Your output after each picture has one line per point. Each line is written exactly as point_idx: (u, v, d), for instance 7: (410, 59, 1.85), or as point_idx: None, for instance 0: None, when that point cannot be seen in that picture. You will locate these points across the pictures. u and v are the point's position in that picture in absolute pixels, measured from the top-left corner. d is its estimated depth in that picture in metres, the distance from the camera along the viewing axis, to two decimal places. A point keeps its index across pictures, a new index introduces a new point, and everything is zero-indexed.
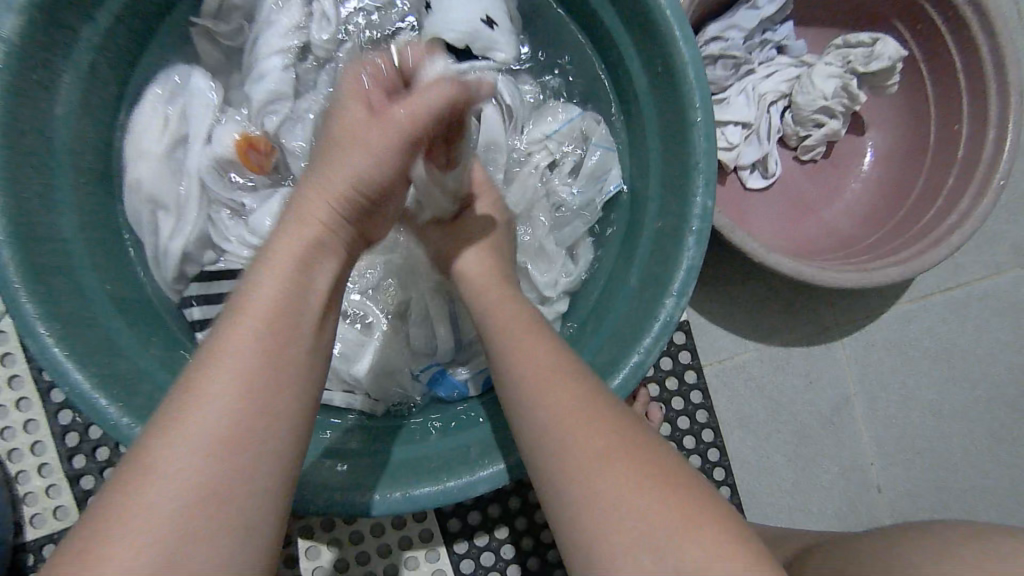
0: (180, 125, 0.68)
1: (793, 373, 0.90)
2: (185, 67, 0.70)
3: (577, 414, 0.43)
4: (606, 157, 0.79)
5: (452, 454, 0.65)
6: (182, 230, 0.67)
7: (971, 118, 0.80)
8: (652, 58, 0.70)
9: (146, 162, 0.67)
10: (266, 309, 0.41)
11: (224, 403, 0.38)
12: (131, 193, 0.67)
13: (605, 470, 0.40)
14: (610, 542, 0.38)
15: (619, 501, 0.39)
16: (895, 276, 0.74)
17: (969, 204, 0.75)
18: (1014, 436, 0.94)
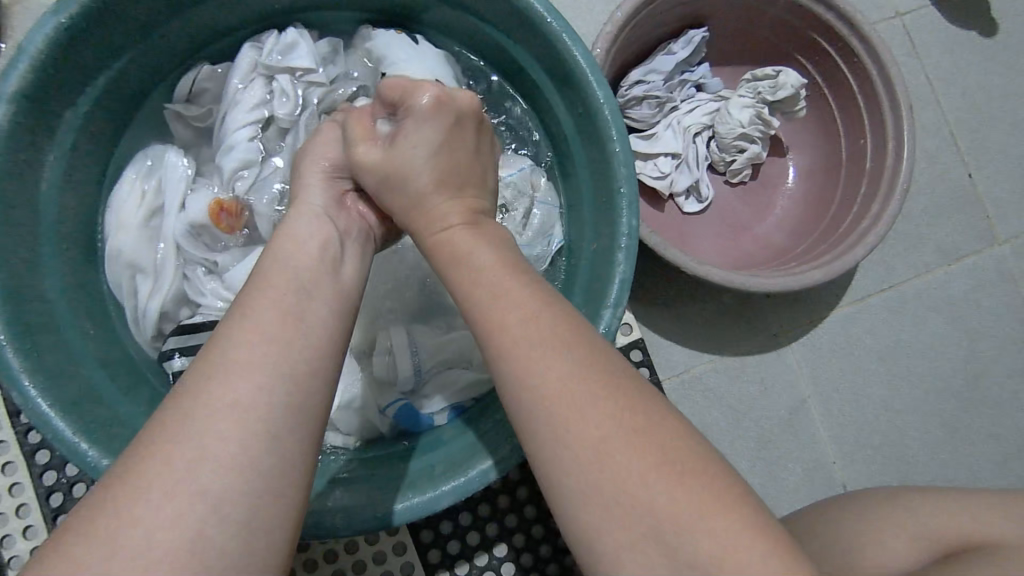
0: (156, 196, 0.73)
1: (750, 382, 0.96)
2: (160, 146, 0.76)
3: (573, 393, 0.42)
4: (550, 212, 0.79)
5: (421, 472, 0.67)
6: (160, 291, 0.71)
7: (872, 133, 0.89)
8: (574, 100, 0.73)
9: (124, 233, 0.71)
10: (268, 325, 0.45)
11: (216, 417, 0.41)
12: (110, 262, 0.71)
13: (616, 454, 0.40)
14: (598, 505, 0.40)
15: (634, 485, 0.39)
16: (817, 278, 0.82)
17: (879, 206, 0.84)
18: (965, 424, 0.99)
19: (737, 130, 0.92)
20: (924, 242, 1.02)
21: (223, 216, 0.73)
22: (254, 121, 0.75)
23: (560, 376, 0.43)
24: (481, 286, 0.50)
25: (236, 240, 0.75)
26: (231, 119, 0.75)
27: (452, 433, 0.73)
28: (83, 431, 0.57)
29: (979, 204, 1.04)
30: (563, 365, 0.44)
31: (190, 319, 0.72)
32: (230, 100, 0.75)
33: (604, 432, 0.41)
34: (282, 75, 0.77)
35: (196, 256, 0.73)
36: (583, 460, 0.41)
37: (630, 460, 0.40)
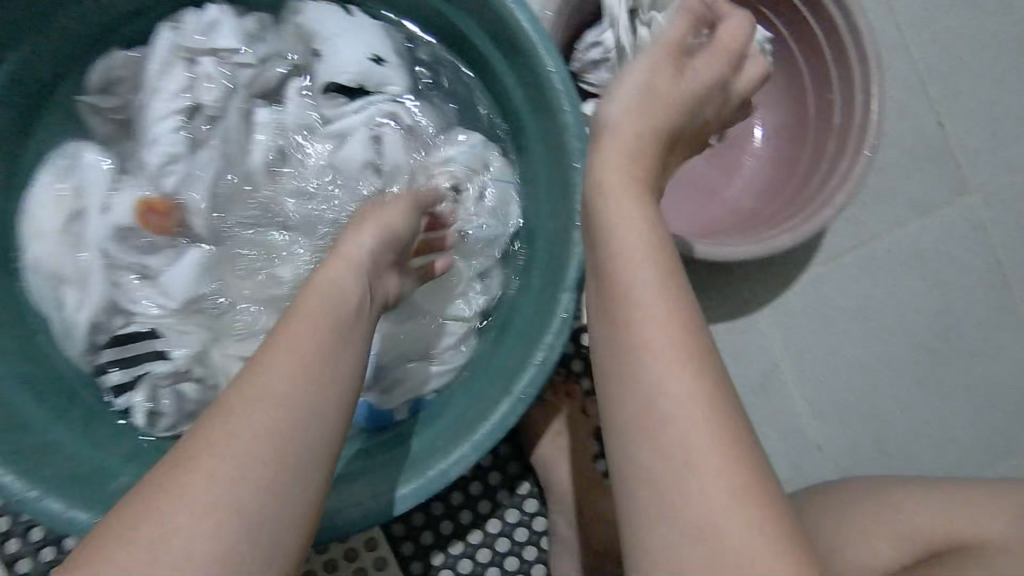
0: (74, 200, 0.69)
1: (722, 349, 0.94)
2: (75, 144, 0.71)
3: (683, 422, 0.41)
4: (504, 191, 0.75)
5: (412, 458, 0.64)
6: (88, 302, 0.68)
7: (840, 87, 0.85)
8: (523, 71, 0.68)
9: (44, 242, 0.67)
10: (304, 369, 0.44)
11: (241, 460, 0.39)
12: (32, 274, 0.68)
13: (710, 501, 0.40)
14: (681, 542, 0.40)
15: (725, 534, 0.40)
16: (786, 243, 0.79)
17: (848, 164, 0.81)
18: (937, 378, 0.99)
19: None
20: (894, 195, 0.99)
21: (150, 217, 0.69)
22: (179, 111, 0.69)
23: (679, 401, 0.42)
24: (624, 276, 0.46)
25: (166, 239, 0.70)
26: (151, 109, 0.69)
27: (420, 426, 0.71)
28: (5, 462, 0.55)
29: (950, 153, 1.01)
30: (683, 385, 0.42)
31: (125, 330, 0.68)
32: (150, 87, 0.69)
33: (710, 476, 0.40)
34: (205, 58, 0.70)
35: (125, 260, 0.69)
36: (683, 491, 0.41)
37: (733, 502, 0.40)
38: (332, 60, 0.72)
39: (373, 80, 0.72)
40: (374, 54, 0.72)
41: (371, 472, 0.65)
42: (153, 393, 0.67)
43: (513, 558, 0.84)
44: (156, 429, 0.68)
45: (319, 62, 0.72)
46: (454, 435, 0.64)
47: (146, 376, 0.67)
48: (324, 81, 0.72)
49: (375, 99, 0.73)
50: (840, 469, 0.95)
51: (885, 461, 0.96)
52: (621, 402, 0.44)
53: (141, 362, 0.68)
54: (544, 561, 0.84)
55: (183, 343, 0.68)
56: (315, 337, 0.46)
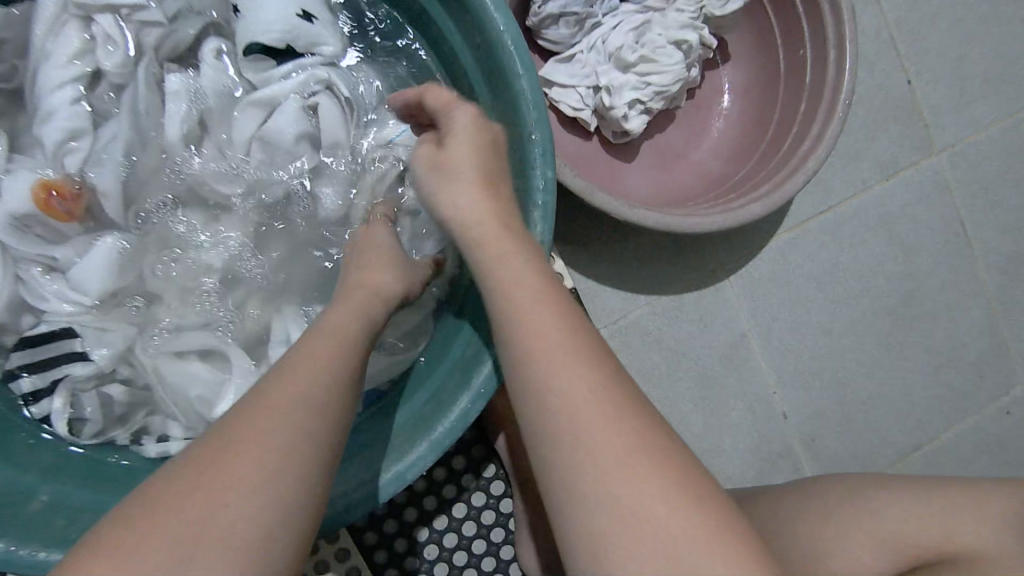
0: None
1: (689, 321, 0.91)
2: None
3: (597, 422, 0.43)
4: None
5: (364, 456, 0.59)
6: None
7: (812, 41, 0.80)
8: (469, 29, 0.61)
9: None
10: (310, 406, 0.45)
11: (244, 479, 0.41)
12: None
13: (634, 488, 0.42)
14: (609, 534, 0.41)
15: (651, 519, 0.41)
16: (758, 213, 0.75)
17: (819, 127, 0.77)
18: (900, 341, 0.99)
19: (683, 73, 0.82)
20: (861, 157, 0.97)
21: (53, 201, 0.60)
22: (76, 79, 0.60)
23: (598, 423, 0.43)
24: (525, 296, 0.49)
25: (77, 227, 0.62)
26: (43, 77, 0.60)
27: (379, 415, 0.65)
28: None
29: (918, 112, 0.98)
30: (597, 404, 0.44)
31: (34, 331, 0.61)
32: (39, 49, 0.60)
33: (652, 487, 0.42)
34: (102, 16, 0.61)
35: (29, 253, 0.61)
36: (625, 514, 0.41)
37: (651, 482, 0.42)
38: (255, 18, 0.63)
39: (301, 41, 0.65)
40: (302, 10, 0.64)
41: None
42: (74, 398, 0.61)
43: (480, 541, 0.81)
44: (80, 437, 0.61)
45: (240, 21, 0.64)
46: (400, 434, 0.60)
47: (65, 381, 0.60)
48: (246, 42, 0.64)
49: (307, 62, 0.65)
50: (805, 436, 0.95)
51: (849, 427, 0.97)
52: (540, 421, 0.45)
53: (56, 368, 0.60)
54: (513, 542, 0.82)
55: (104, 346, 0.61)
56: (325, 361, 0.48)
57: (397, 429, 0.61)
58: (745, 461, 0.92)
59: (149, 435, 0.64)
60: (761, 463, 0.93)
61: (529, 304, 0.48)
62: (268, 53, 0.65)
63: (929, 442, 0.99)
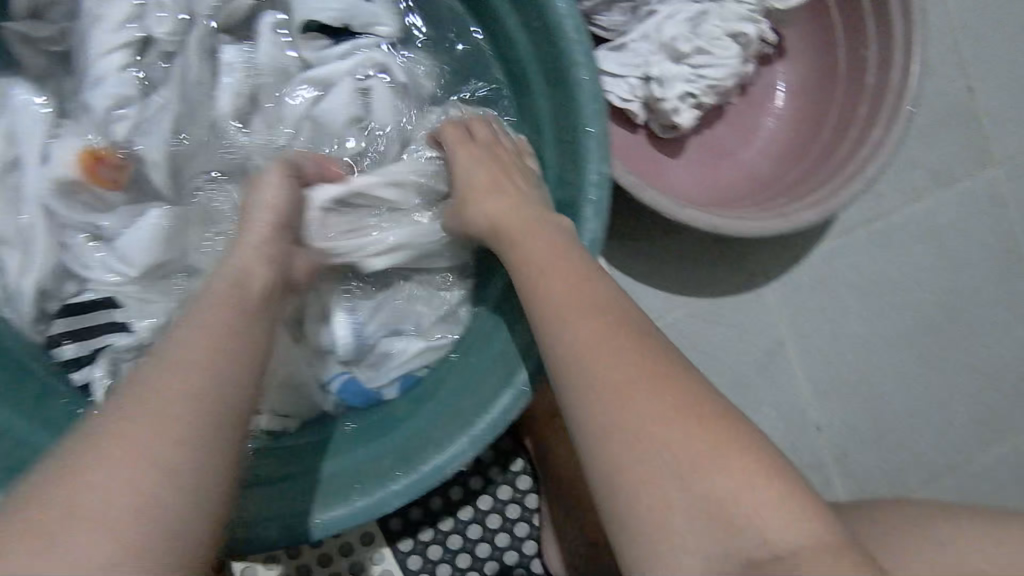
0: (9, 147, 0.60)
1: (726, 325, 0.89)
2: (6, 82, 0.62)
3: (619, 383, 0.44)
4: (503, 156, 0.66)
5: (395, 452, 0.59)
6: (31, 268, 0.60)
7: (876, 41, 0.77)
8: (528, 12, 0.59)
9: None
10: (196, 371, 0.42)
11: (137, 447, 0.38)
12: None
13: (659, 436, 0.41)
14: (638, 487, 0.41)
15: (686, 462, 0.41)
16: (812, 218, 0.73)
17: (880, 133, 0.74)
18: (942, 358, 0.96)
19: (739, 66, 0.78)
20: (914, 164, 0.93)
21: (100, 169, 0.60)
22: (126, 45, 0.59)
23: (624, 380, 0.44)
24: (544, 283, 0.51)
25: (123, 196, 0.62)
26: (91, 42, 0.59)
27: (418, 403, 0.65)
28: None
29: (978, 121, 0.94)
30: (625, 362, 0.45)
31: (78, 297, 0.61)
32: (91, 12, 0.59)
33: (676, 427, 0.41)
34: None
35: (75, 221, 0.61)
36: (655, 465, 0.41)
37: (675, 431, 0.41)
38: None
39: (359, 20, 0.66)
40: None
41: (358, 466, 0.59)
42: (116, 368, 0.61)
43: (503, 534, 0.80)
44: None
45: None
46: (442, 426, 0.59)
47: (108, 349, 0.61)
48: (302, 19, 0.65)
49: (363, 41, 0.66)
50: (838, 449, 0.93)
51: (883, 442, 0.94)
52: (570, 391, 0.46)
53: (96, 334, 0.61)
54: (536, 537, 0.81)
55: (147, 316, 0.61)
56: (220, 328, 0.45)
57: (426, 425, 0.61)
58: None
59: None
60: None
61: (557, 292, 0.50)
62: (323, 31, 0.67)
63: (966, 462, 0.96)
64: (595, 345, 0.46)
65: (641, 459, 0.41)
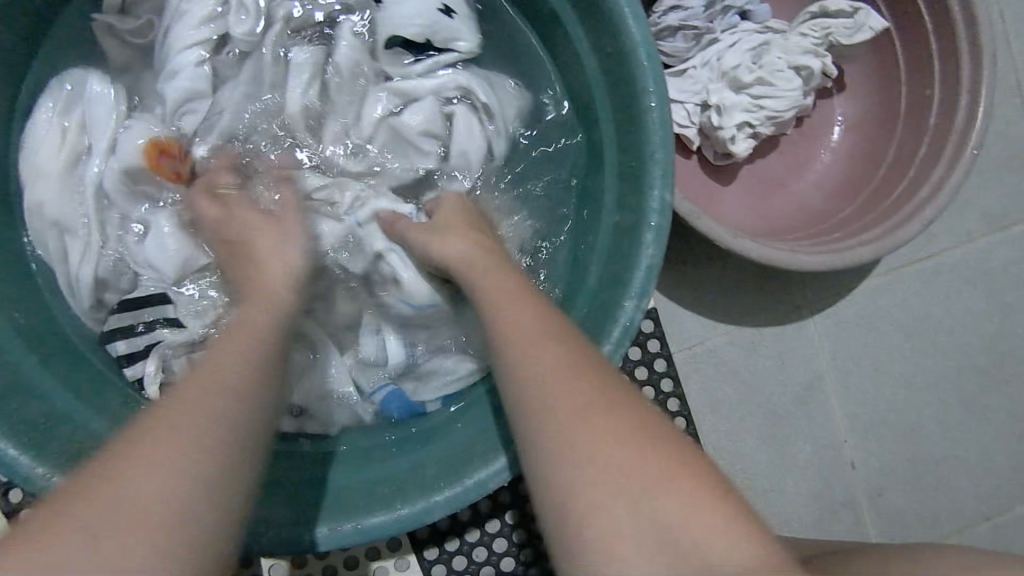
0: (80, 136, 0.63)
1: (766, 355, 0.88)
2: (78, 71, 0.64)
3: (566, 395, 0.41)
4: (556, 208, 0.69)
5: (406, 475, 0.59)
6: (93, 256, 0.62)
7: (941, 82, 0.76)
8: (599, 34, 0.60)
9: (45, 183, 0.61)
10: (233, 373, 0.43)
11: (181, 446, 0.38)
12: (34, 217, 0.62)
13: (610, 455, 0.38)
14: (589, 505, 0.37)
15: (631, 482, 0.37)
16: (867, 256, 0.72)
17: (941, 173, 0.73)
18: (985, 403, 0.94)
19: (799, 99, 0.78)
20: (968, 206, 0.92)
21: (163, 161, 0.61)
22: (202, 41, 0.63)
23: (568, 404, 0.41)
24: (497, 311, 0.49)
25: (179, 188, 0.63)
26: (172, 38, 0.62)
27: (459, 418, 0.65)
28: (6, 434, 0.50)
29: None
30: (574, 387, 0.41)
31: (133, 293, 0.62)
32: (175, 11, 0.63)
33: (627, 449, 0.38)
34: None
35: (133, 212, 0.63)
36: (599, 490, 0.37)
37: (626, 445, 0.38)
38: (396, 8, 0.64)
39: (440, 36, 0.66)
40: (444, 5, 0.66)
41: (393, 478, 0.59)
42: (165, 363, 0.61)
43: (529, 549, 0.79)
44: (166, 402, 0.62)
45: (381, 11, 0.65)
46: (432, 467, 0.59)
47: (158, 345, 0.61)
48: (388, 33, 0.65)
49: (445, 59, 0.67)
50: (872, 489, 0.91)
51: (920, 485, 0.92)
52: (516, 412, 0.43)
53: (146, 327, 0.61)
54: None
55: (196, 312, 0.63)
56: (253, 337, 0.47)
57: (417, 460, 0.61)
58: (806, 506, 0.89)
59: None
60: (823, 512, 0.89)
61: (507, 316, 0.48)
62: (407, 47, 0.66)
63: (1005, 511, 0.93)
64: (543, 369, 0.43)
65: (582, 484, 0.38)
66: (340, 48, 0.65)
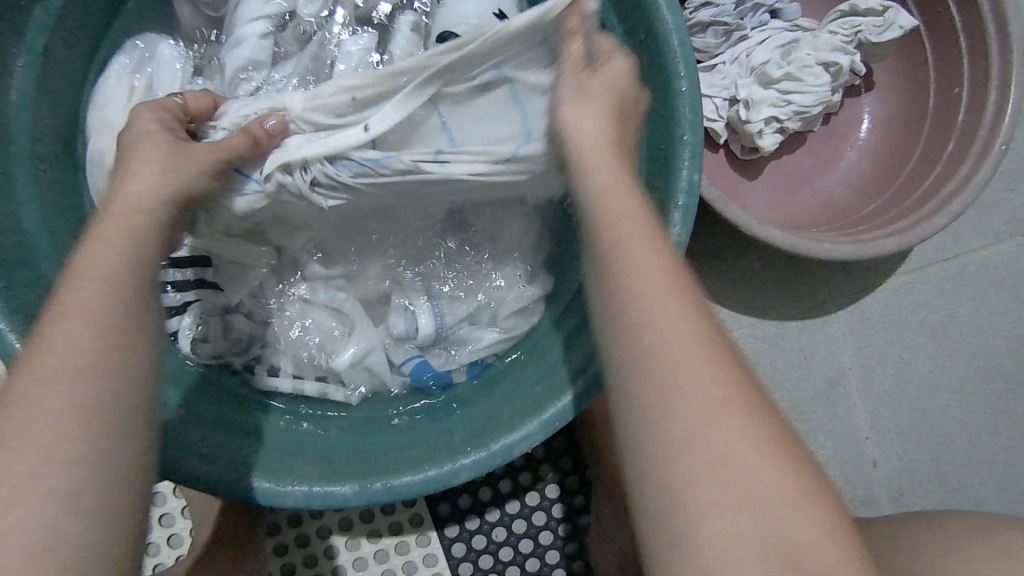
0: (145, 94, 0.67)
1: (788, 349, 0.89)
2: (155, 38, 0.70)
3: (694, 373, 0.38)
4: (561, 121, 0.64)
5: (435, 441, 0.61)
6: None
7: (970, 80, 0.77)
8: (633, 23, 0.63)
9: (108, 134, 0.65)
10: (88, 343, 0.39)
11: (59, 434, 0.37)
12: (95, 167, 0.66)
13: (731, 448, 0.37)
14: (689, 501, 0.36)
15: (746, 478, 0.36)
16: (891, 247, 0.73)
17: (969, 169, 0.74)
18: (1013, 407, 0.93)
19: (828, 99, 0.81)
20: (997, 208, 0.92)
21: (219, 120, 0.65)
22: (270, 15, 0.66)
23: (704, 382, 0.38)
24: (613, 236, 0.44)
25: None
26: (243, 10, 0.67)
27: (488, 389, 0.67)
28: None
29: None
30: (718, 382, 0.38)
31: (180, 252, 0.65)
32: None
33: (746, 450, 0.37)
34: None
35: None
36: (735, 504, 0.36)
37: (745, 442, 0.37)
38: (453, 9, 0.67)
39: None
40: (498, 9, 0.66)
41: (423, 444, 0.61)
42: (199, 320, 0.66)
43: (547, 532, 0.80)
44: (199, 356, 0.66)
45: (440, 10, 0.68)
46: (461, 436, 0.61)
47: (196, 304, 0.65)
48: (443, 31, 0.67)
49: None
50: (895, 489, 0.90)
51: (943, 486, 0.91)
52: (634, 361, 0.40)
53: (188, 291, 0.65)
54: (580, 542, 0.80)
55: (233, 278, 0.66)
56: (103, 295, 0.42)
57: (443, 431, 0.63)
58: None
59: (262, 367, 0.69)
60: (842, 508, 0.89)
61: (637, 256, 0.43)
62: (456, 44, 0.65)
63: None
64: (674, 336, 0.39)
65: (723, 475, 0.36)
66: (396, 43, 0.68)
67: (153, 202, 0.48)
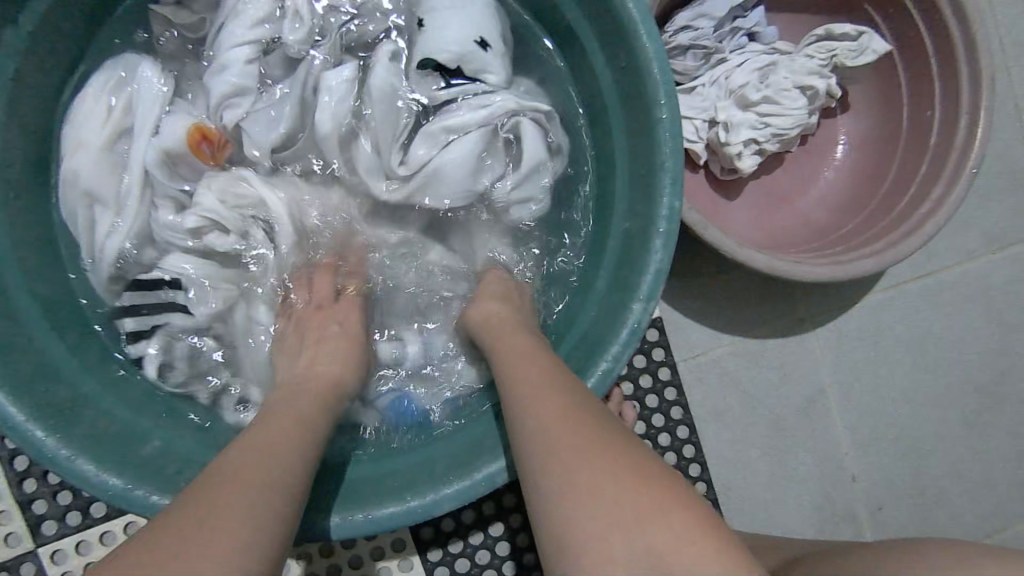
0: (124, 116, 0.66)
1: (767, 366, 0.90)
2: (134, 58, 0.67)
3: (555, 424, 0.45)
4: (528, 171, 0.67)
5: (416, 470, 0.61)
6: (119, 229, 0.64)
7: (941, 104, 0.79)
8: (615, 50, 0.63)
9: (85, 154, 0.64)
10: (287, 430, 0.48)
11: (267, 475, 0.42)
12: (68, 186, 0.65)
13: (591, 480, 0.40)
14: (559, 531, 0.40)
15: (602, 500, 0.39)
16: (867, 269, 0.74)
17: (941, 192, 0.76)
18: (986, 419, 0.95)
19: (805, 121, 0.82)
20: (969, 227, 0.94)
21: (203, 145, 0.65)
22: (254, 42, 0.66)
23: (563, 428, 0.44)
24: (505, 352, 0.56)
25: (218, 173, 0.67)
26: (226, 35, 0.66)
27: (472, 416, 0.67)
28: (38, 413, 0.53)
29: None
30: (575, 431, 0.44)
31: (149, 274, 0.65)
32: (232, 9, 0.66)
33: (601, 473, 0.41)
34: None
35: (166, 189, 0.65)
36: (594, 523, 0.39)
37: (599, 465, 0.41)
38: (435, 35, 0.67)
39: (471, 65, 0.67)
40: (480, 37, 0.67)
41: (405, 473, 0.61)
42: (167, 343, 0.65)
43: (531, 553, 0.80)
44: (165, 382, 0.65)
45: (421, 33, 0.68)
46: (441, 464, 0.60)
47: (163, 328, 0.65)
48: (422, 57, 0.67)
49: (469, 88, 0.67)
50: (874, 504, 0.92)
51: (920, 499, 0.93)
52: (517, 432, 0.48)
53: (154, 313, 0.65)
54: None
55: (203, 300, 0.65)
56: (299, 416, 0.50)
57: (420, 459, 0.63)
58: (807, 519, 0.90)
59: (228, 394, 0.66)
60: (822, 522, 0.90)
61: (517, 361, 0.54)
62: (439, 70, 0.67)
63: (1005, 529, 0.94)
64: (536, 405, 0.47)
65: (579, 501, 0.40)
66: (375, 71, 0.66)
67: (340, 385, 0.56)
